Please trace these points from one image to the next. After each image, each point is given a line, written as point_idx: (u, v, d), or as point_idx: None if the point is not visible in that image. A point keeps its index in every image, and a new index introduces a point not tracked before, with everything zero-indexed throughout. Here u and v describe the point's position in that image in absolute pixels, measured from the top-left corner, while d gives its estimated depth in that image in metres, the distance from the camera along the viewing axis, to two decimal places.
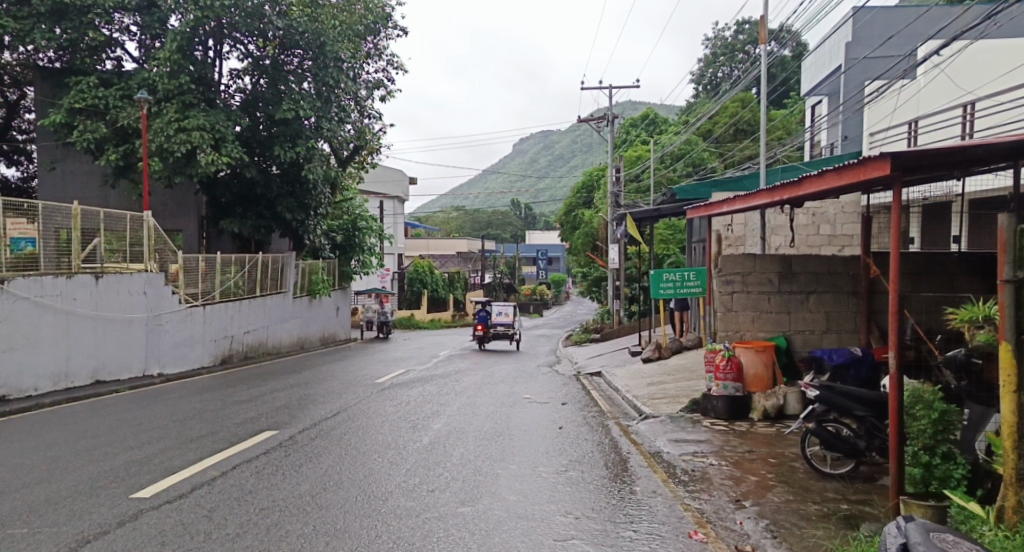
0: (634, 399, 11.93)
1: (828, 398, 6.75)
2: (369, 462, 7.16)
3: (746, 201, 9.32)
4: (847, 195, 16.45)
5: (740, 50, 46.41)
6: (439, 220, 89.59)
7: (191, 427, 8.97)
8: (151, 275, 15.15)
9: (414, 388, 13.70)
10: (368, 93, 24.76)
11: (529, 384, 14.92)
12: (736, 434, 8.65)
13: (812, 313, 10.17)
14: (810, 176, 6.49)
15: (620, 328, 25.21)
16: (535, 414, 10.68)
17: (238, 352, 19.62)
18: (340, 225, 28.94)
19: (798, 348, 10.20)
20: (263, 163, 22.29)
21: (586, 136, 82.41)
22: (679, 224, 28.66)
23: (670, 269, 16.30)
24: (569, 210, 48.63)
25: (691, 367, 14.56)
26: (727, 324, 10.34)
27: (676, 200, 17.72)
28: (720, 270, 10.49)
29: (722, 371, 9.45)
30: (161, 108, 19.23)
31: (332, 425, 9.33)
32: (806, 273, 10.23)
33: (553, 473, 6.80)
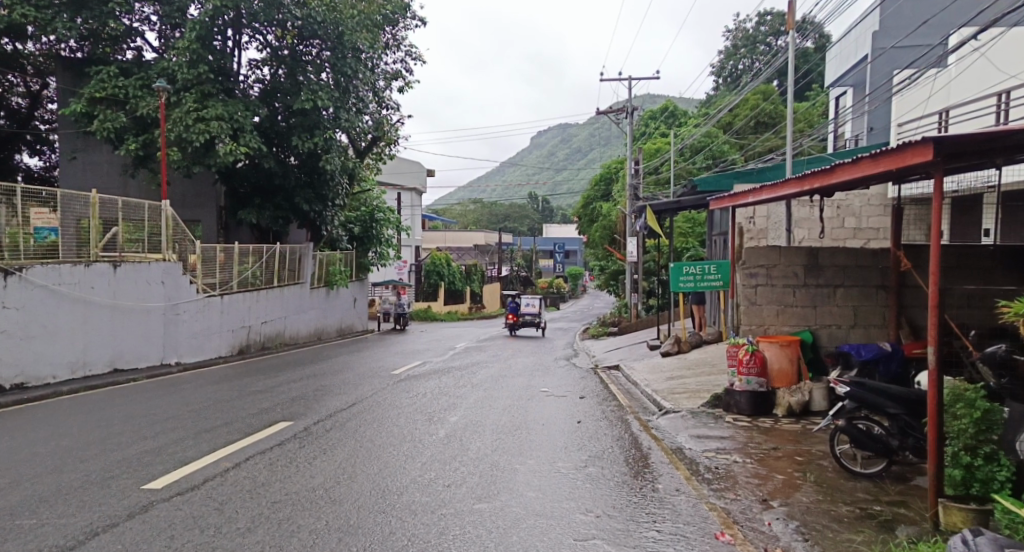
0: (654, 394, 11.72)
1: (858, 394, 6.51)
2: (386, 455, 7.03)
3: (773, 191, 9.11)
4: (874, 188, 16.07)
5: (762, 41, 45.72)
6: (456, 213, 89.49)
7: (206, 417, 8.89)
8: (169, 265, 15.12)
9: (431, 380, 13.56)
10: (385, 84, 24.61)
11: (547, 377, 14.74)
12: (760, 431, 8.42)
13: (840, 307, 9.88)
14: (844, 163, 6.32)
15: (638, 322, 24.94)
16: (553, 408, 10.50)
17: (256, 342, 19.59)
18: (358, 216, 28.89)
19: (824, 343, 9.93)
20: (280, 154, 22.25)
21: (605, 129, 81.83)
22: (699, 217, 28.29)
23: (690, 262, 16.05)
24: (588, 203, 48.26)
25: (712, 361, 14.31)
26: (750, 319, 10.10)
27: (698, 192, 17.44)
28: (743, 263, 10.25)
29: (745, 366, 9.22)
30: (180, 98, 19.21)
31: (348, 417, 9.22)
32: (833, 267, 9.93)
33: (573, 469, 6.63)
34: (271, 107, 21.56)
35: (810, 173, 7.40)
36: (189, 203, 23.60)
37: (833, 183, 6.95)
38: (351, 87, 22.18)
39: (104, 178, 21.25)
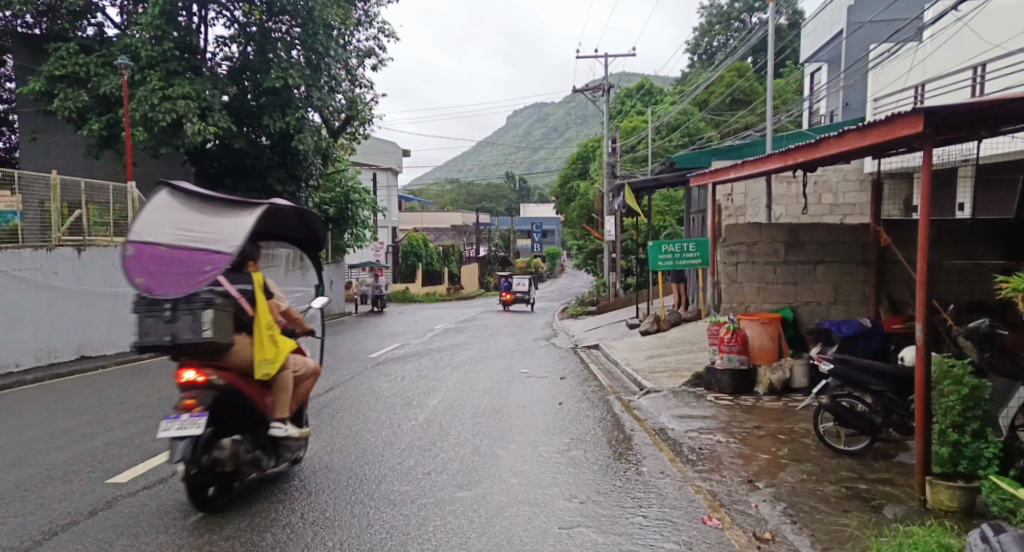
0: (635, 373, 11.64)
1: (842, 372, 6.42)
2: (364, 442, 6.84)
3: (756, 166, 9.01)
4: (851, 164, 16.07)
5: (737, 18, 45.56)
6: (432, 193, 88.79)
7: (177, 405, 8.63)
8: None
9: (409, 363, 13.37)
10: (358, 61, 24.09)
11: (526, 358, 14.63)
12: (742, 409, 8.36)
13: (820, 283, 9.82)
14: (831, 137, 6.23)
15: (617, 301, 24.91)
16: (533, 390, 10.38)
17: None
18: (332, 198, 28.46)
19: (805, 320, 9.87)
20: (251, 134, 21.75)
21: (581, 107, 81.44)
22: (676, 195, 28.24)
23: (669, 240, 15.97)
24: (565, 182, 48.03)
25: (691, 339, 14.28)
26: (731, 296, 10.02)
27: (676, 169, 17.32)
28: (724, 241, 10.14)
29: (727, 344, 9.14)
30: (144, 76, 18.61)
31: (324, 402, 9.02)
32: (814, 243, 9.85)
33: (555, 453, 6.50)
34: (240, 86, 21.01)
35: (794, 148, 7.31)
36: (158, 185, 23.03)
37: (817, 157, 6.87)
38: (323, 65, 21.68)
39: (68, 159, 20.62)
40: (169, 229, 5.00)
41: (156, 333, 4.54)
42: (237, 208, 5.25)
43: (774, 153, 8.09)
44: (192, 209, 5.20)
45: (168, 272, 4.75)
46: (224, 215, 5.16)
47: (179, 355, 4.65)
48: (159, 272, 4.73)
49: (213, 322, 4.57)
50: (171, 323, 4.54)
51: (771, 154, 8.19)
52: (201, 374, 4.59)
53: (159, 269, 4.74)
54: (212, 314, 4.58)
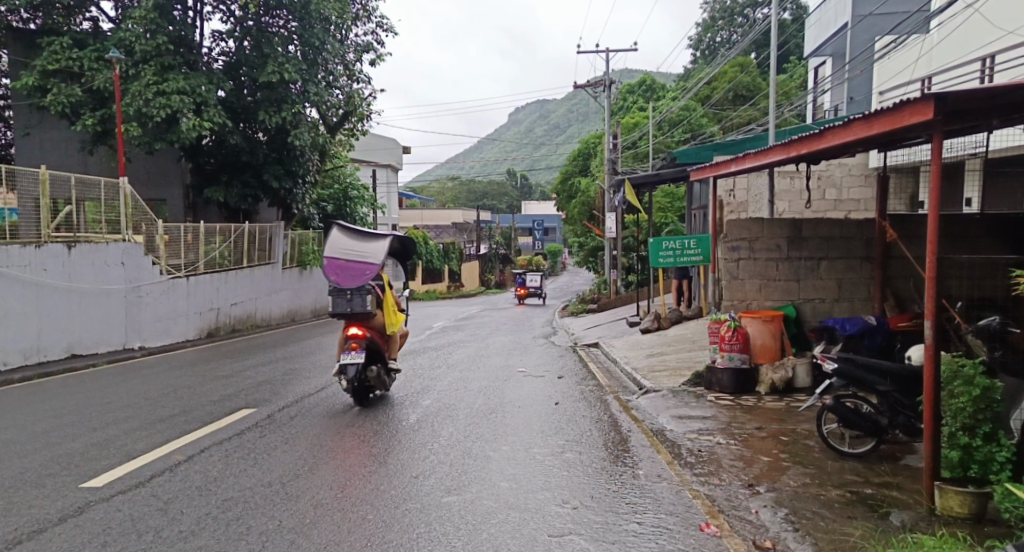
0: (634, 372, 11.43)
1: (847, 371, 6.19)
2: (352, 443, 6.64)
3: (758, 158, 8.79)
4: (855, 158, 15.82)
5: (739, 13, 45.20)
6: (433, 191, 88.56)
7: (165, 405, 8.44)
8: (128, 245, 14.47)
9: (405, 361, 13.16)
10: (356, 56, 23.85)
11: (525, 356, 14.42)
12: (743, 409, 8.13)
13: (824, 280, 9.59)
14: (837, 126, 6.04)
15: (617, 298, 24.70)
16: (530, 389, 10.18)
17: (225, 324, 19.01)
18: (331, 194, 28.26)
19: (808, 317, 9.63)
20: (248, 130, 21.55)
21: (582, 104, 81.12)
22: (678, 191, 27.99)
23: (669, 236, 15.76)
24: (566, 179, 47.77)
25: (692, 337, 14.06)
26: (732, 294, 9.80)
27: (677, 164, 17.09)
28: (725, 236, 9.90)
29: (728, 342, 8.90)
30: (139, 71, 18.39)
31: (315, 402, 8.81)
32: (817, 238, 9.62)
33: (548, 456, 6.29)
34: (236, 81, 20.79)
35: (799, 139, 7.11)
36: (154, 182, 22.86)
37: (821, 148, 6.69)
38: (320, 60, 21.45)
39: (62, 156, 20.43)
40: (342, 250, 8.56)
41: (342, 307, 8.24)
42: (379, 238, 8.78)
43: (778, 145, 7.89)
44: (350, 235, 8.75)
45: (346, 274, 8.33)
46: (371, 243, 8.71)
47: (348, 320, 8.35)
48: (341, 272, 8.32)
49: (371, 304, 8.28)
50: (349, 302, 8.23)
51: (775, 146, 7.99)
52: (360, 330, 8.31)
53: (340, 271, 8.33)
54: (371, 298, 8.32)
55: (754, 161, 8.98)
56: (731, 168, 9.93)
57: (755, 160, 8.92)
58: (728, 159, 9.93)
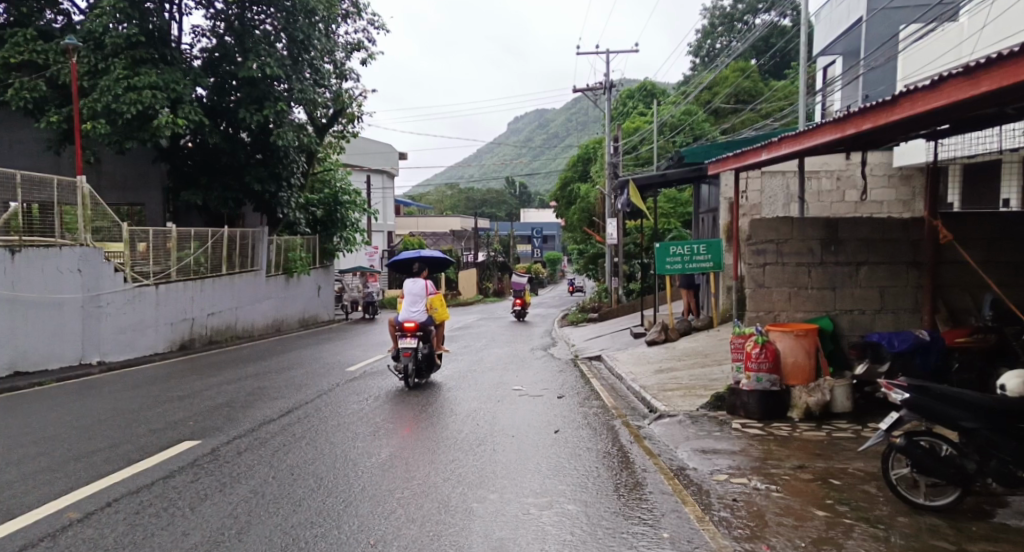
0: (642, 392, 10.17)
1: (919, 402, 4.93)
2: (301, 492, 5.35)
3: (802, 141, 7.38)
4: (877, 156, 14.62)
5: (740, 19, 44.23)
6: (432, 199, 87.48)
7: (95, 435, 7.17)
8: (85, 249, 13.17)
9: (388, 378, 11.89)
10: (345, 55, 22.78)
11: (521, 371, 13.17)
12: (775, 442, 6.83)
13: (863, 288, 8.35)
14: (992, 60, 4.59)
15: (620, 307, 23.48)
16: (525, 412, 8.92)
17: (201, 336, 17.74)
18: (320, 199, 27.07)
19: (846, 332, 8.37)
20: (228, 129, 20.38)
21: (581, 112, 80.08)
22: (682, 196, 26.81)
23: (677, 242, 14.59)
24: (565, 185, 46.66)
25: (704, 351, 12.83)
26: (757, 303, 8.52)
27: (685, 164, 15.82)
28: (748, 238, 8.62)
29: (755, 359, 7.70)
30: (108, 65, 17.14)
31: (270, 432, 7.48)
32: (856, 240, 8.38)
33: (544, 510, 4.99)
34: (216, 77, 19.56)
35: (903, 94, 5.60)
36: (132, 185, 21.66)
37: (939, 99, 5.24)
38: (306, 56, 20.27)
39: (31, 158, 19.16)
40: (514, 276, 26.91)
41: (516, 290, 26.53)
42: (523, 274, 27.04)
43: (855, 109, 6.32)
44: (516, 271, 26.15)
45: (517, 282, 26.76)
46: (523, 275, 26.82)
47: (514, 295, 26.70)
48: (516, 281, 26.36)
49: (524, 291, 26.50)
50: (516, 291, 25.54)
51: (852, 114, 6.41)
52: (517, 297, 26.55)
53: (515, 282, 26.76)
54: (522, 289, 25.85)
55: (802, 143, 7.38)
56: (760, 157, 8.31)
57: (804, 140, 7.33)
58: (754, 147, 8.34)
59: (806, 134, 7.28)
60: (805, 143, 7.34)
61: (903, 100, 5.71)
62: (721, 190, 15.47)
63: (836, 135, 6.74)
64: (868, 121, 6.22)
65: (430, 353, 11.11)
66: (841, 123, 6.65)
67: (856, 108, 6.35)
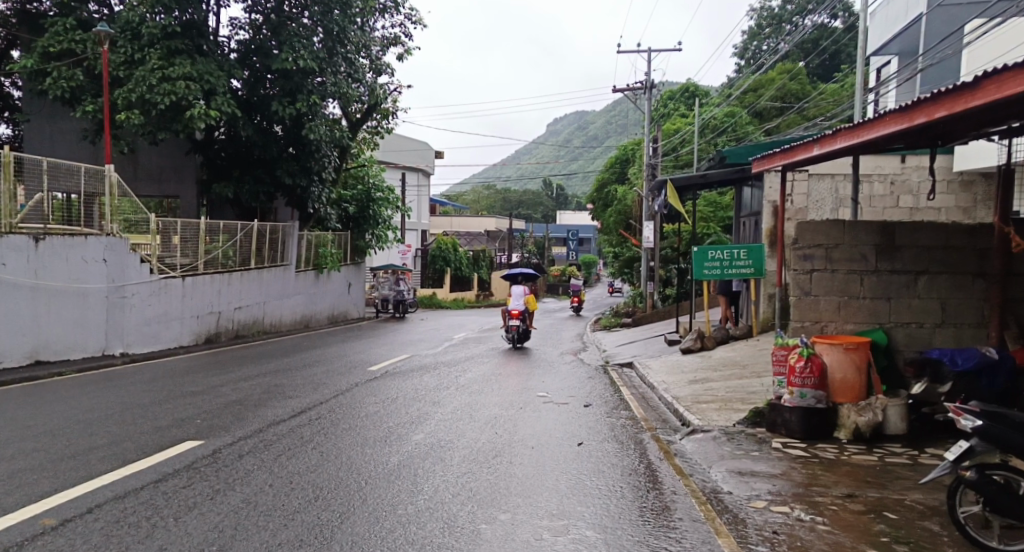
0: (675, 403, 9.58)
1: (992, 431, 4.35)
2: (296, 503, 4.93)
3: (863, 132, 6.62)
4: (934, 159, 13.80)
5: (786, 21, 43.05)
6: (468, 198, 87.33)
7: (95, 431, 6.84)
8: (111, 239, 13.01)
9: (410, 380, 11.46)
10: (381, 49, 22.52)
11: (548, 376, 12.64)
12: (820, 465, 6.21)
13: (920, 300, 7.64)
14: None
15: (655, 313, 22.79)
16: (549, 421, 8.40)
17: (228, 329, 17.59)
18: (353, 195, 26.90)
19: (901, 346, 7.67)
20: (262, 122, 20.24)
21: (620, 115, 79.17)
22: (722, 200, 26.00)
23: (715, 246, 13.96)
24: (602, 187, 45.97)
25: (742, 362, 12.16)
26: (802, 313, 7.90)
27: (727, 165, 15.12)
28: (795, 242, 7.98)
29: (799, 374, 7.09)
30: (144, 55, 17.04)
31: (278, 434, 7.09)
32: (914, 247, 7.66)
33: (558, 537, 4.45)
34: (250, 70, 19.41)
35: (987, 74, 4.81)
36: (167, 177, 21.63)
37: None
38: (341, 50, 19.99)
39: (69, 148, 19.21)
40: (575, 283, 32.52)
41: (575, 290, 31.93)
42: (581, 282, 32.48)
43: (927, 94, 5.54)
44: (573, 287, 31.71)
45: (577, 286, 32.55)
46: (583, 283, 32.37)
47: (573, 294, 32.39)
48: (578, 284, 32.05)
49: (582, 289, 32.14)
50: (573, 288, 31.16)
51: (923, 100, 5.62)
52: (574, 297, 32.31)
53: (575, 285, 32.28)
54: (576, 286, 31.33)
55: (862, 134, 6.62)
56: (812, 152, 7.58)
57: (864, 132, 6.57)
58: (806, 142, 7.63)
59: (868, 125, 6.52)
60: (865, 135, 6.58)
61: (986, 82, 4.91)
62: (764, 192, 14.78)
63: (903, 124, 5.96)
64: (942, 108, 5.43)
65: (526, 328, 17.36)
66: (910, 110, 5.86)
67: (927, 94, 5.57)
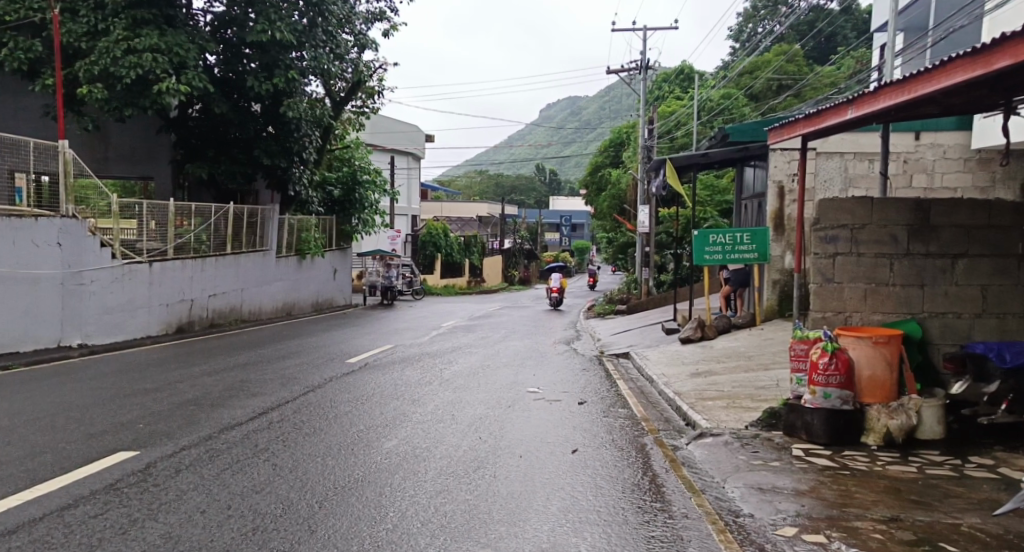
0: (678, 400, 8.72)
1: None
2: (227, 539, 4.02)
3: (916, 87, 5.37)
4: (951, 135, 12.96)
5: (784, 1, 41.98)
6: (461, 184, 86.22)
7: (11, 442, 5.89)
8: (67, 221, 11.99)
9: (390, 374, 10.56)
10: (365, 24, 21.47)
11: (541, 369, 11.77)
12: (852, 479, 5.34)
13: (959, 287, 6.80)
14: None
15: (651, 299, 21.99)
16: (539, 423, 7.51)
17: (201, 318, 16.61)
18: (338, 177, 25.90)
19: (936, 340, 6.83)
20: (239, 100, 19.22)
21: (613, 99, 78.04)
22: (720, 183, 25.09)
23: (717, 229, 13.12)
24: (596, 171, 45.01)
25: (748, 353, 11.32)
26: (824, 302, 7.03)
27: (730, 142, 14.18)
28: (815, 221, 7.12)
29: (822, 372, 6.21)
30: (107, 25, 15.94)
31: (228, 442, 6.17)
32: (952, 228, 6.81)
33: None
34: (225, 44, 18.32)
35: None
36: (139, 158, 20.54)
37: None
38: (323, 22, 18.91)
39: (35, 126, 18.17)
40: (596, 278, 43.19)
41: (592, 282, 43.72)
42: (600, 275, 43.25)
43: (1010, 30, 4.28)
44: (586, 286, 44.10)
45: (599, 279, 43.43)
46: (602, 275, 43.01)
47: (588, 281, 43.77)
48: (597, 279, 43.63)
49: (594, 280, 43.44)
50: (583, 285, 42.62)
51: (1003, 38, 4.35)
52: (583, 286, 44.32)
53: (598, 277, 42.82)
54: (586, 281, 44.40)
55: (914, 90, 5.40)
56: (848, 116, 6.41)
57: (916, 88, 5.35)
58: (839, 104, 6.48)
59: (922, 79, 5.29)
60: (918, 91, 5.35)
61: None
62: (768, 172, 13.93)
63: (973, 72, 4.70)
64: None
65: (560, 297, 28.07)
66: (984, 54, 4.58)
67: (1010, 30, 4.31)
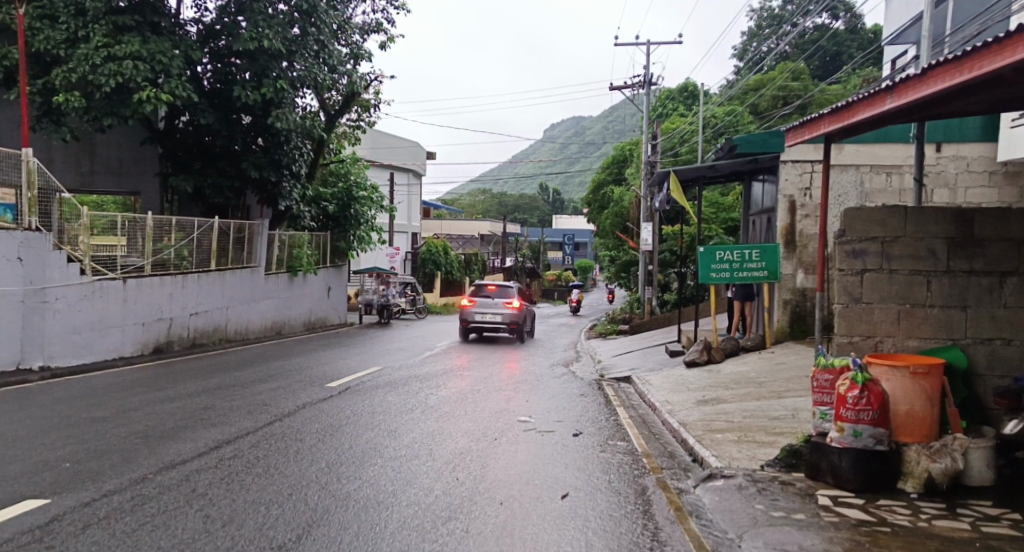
0: (686, 432, 7.81)
1: None
2: None
3: (980, 64, 4.36)
4: (975, 148, 12.17)
5: (787, 21, 41.58)
6: (464, 202, 85.53)
7: None
8: (29, 234, 11.27)
9: (369, 400, 9.68)
10: (361, 36, 20.88)
11: (535, 394, 10.88)
12: (895, 539, 4.45)
13: (1008, 310, 5.96)
14: None
15: (654, 320, 21.10)
16: (527, 461, 6.62)
17: (181, 338, 15.76)
18: (334, 193, 25.12)
19: (982, 369, 5.99)
20: (229, 111, 18.53)
21: (617, 119, 77.67)
22: (726, 201, 24.28)
23: (724, 245, 12.30)
24: (598, 189, 44.28)
25: (759, 379, 10.42)
26: (851, 326, 6.22)
27: (737, 155, 13.37)
28: (840, 233, 6.31)
29: (851, 406, 5.34)
30: (87, 32, 15.28)
31: (162, 487, 5.29)
32: (1001, 242, 5.97)
33: None
34: (215, 54, 17.68)
35: None
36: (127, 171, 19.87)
37: None
38: (317, 33, 18.24)
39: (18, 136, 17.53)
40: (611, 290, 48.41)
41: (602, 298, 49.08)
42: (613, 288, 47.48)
43: None
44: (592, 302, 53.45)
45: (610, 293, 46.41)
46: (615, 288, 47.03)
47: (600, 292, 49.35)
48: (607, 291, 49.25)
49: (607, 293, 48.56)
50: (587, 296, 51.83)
51: None
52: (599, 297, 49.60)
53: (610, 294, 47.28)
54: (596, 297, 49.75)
55: (981, 66, 4.36)
56: (885, 107, 5.44)
57: (978, 64, 4.37)
58: (878, 91, 5.49)
59: (991, 52, 4.28)
60: (985, 66, 4.32)
61: None
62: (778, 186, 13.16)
63: None
64: None
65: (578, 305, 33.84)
66: None
67: None
